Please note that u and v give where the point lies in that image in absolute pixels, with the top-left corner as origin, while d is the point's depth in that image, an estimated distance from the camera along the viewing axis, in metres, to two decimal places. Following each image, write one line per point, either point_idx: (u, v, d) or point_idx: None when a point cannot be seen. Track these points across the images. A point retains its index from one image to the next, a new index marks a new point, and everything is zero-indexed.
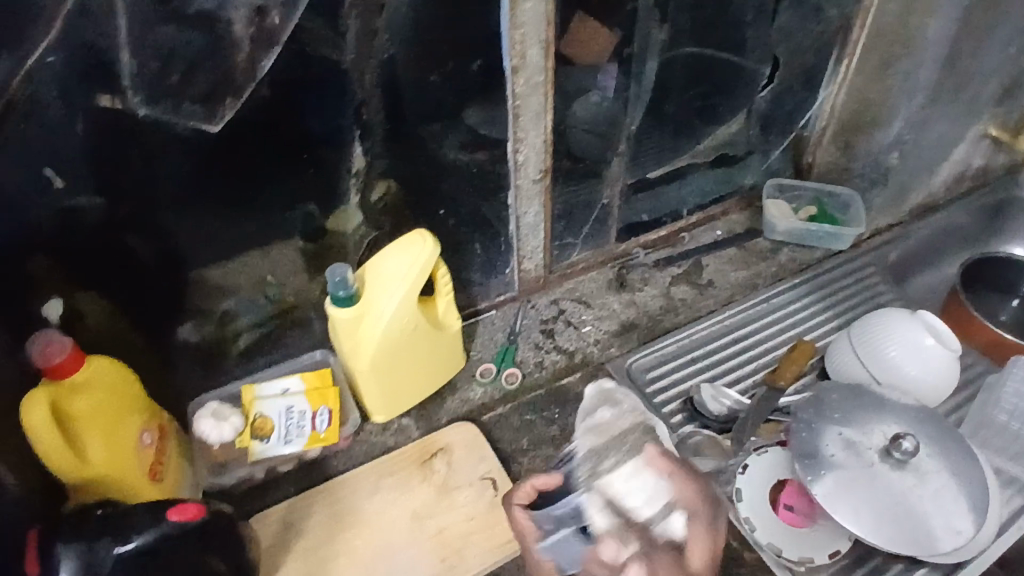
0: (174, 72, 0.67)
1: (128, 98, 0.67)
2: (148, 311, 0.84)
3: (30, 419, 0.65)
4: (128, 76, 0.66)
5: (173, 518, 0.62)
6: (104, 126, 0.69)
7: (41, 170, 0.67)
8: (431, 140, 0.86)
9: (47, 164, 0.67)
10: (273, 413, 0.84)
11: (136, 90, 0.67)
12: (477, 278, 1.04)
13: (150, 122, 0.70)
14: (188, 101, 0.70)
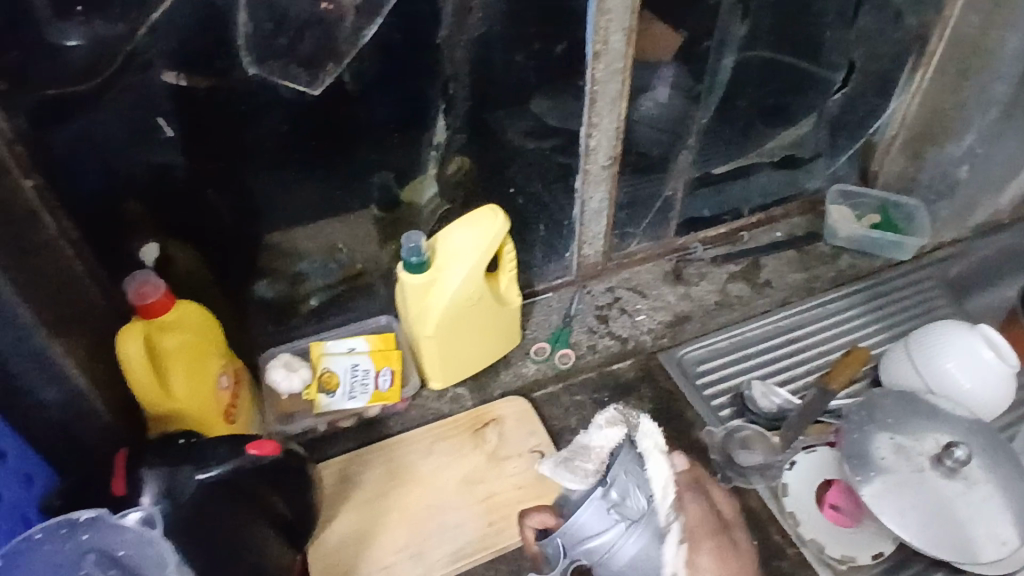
0: (284, 35, 0.72)
1: (242, 57, 0.73)
2: (231, 264, 0.89)
3: (125, 353, 0.69)
4: (243, 37, 0.71)
5: (252, 452, 0.65)
6: (217, 85, 0.74)
7: (155, 118, 0.73)
8: (497, 128, 0.92)
9: (160, 114, 0.73)
10: (339, 369, 0.88)
11: (249, 50, 0.73)
12: (538, 259, 1.07)
13: (259, 81, 0.76)
14: (295, 63, 0.75)
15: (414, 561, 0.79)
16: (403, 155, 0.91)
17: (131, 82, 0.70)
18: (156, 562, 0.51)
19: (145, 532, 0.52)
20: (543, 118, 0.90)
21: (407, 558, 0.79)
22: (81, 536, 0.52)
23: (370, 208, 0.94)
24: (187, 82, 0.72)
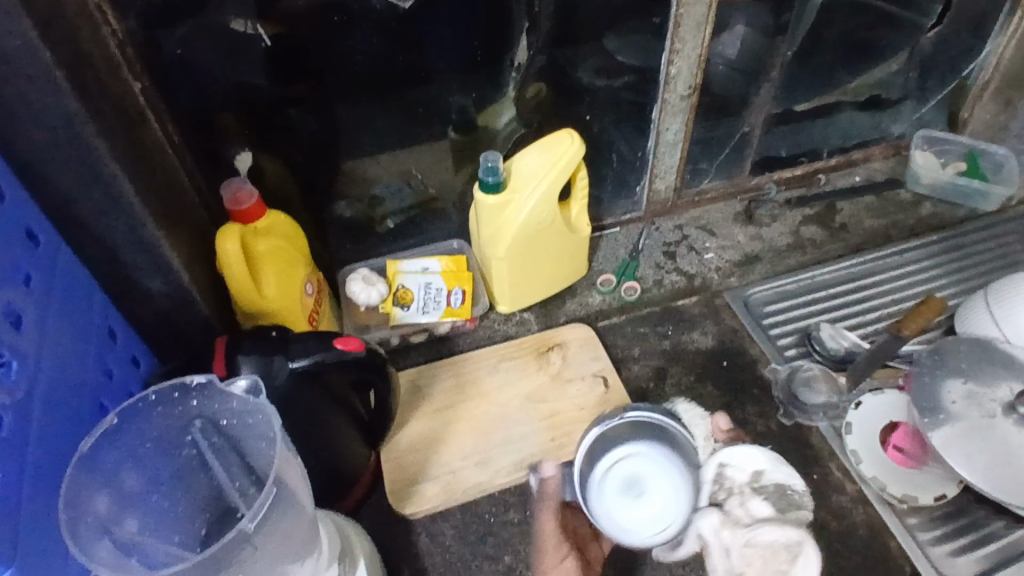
0: None
1: None
2: (316, 181, 0.93)
3: (222, 250, 0.73)
4: None
5: (337, 347, 0.68)
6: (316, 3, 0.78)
7: (258, 38, 0.78)
8: (569, 65, 0.96)
9: (264, 33, 0.77)
10: (413, 286, 0.92)
11: None
12: (609, 191, 1.08)
13: None
14: None
15: (480, 468, 0.83)
16: (486, 77, 0.93)
17: None
18: (259, 431, 0.55)
19: (253, 399, 0.55)
20: (616, 55, 0.94)
21: (472, 464, 0.83)
22: (189, 401, 0.55)
23: (448, 131, 0.97)
24: (254, 31, 0.77)
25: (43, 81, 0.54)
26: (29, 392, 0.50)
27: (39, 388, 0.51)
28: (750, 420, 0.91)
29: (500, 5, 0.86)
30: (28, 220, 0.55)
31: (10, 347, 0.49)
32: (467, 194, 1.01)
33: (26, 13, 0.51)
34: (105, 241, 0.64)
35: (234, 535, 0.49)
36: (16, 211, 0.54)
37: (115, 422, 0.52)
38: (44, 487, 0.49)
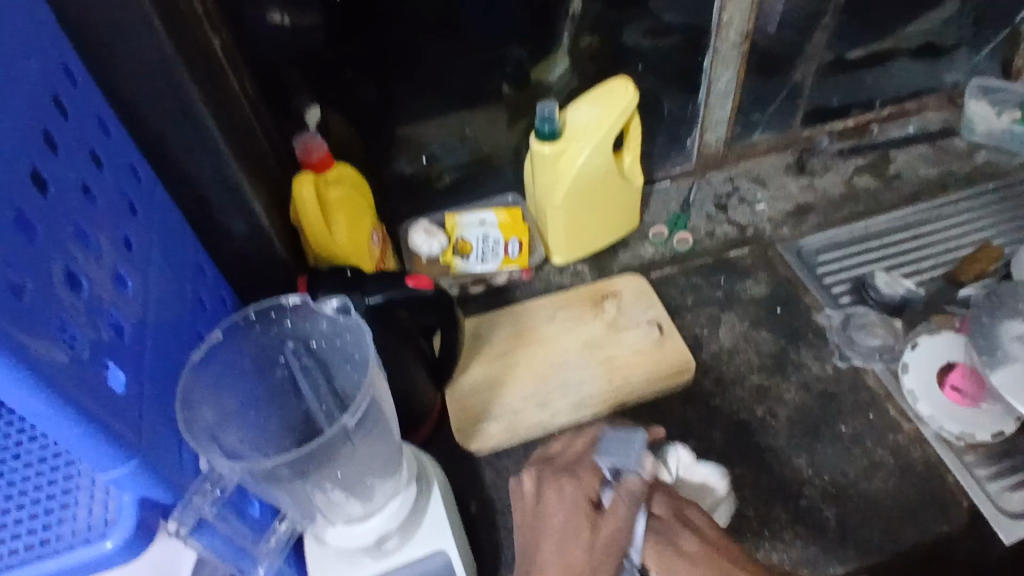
0: None
1: None
2: (377, 139, 0.97)
3: (300, 196, 0.78)
4: None
5: (409, 284, 0.72)
6: None
7: None
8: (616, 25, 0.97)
9: None
10: (472, 237, 0.97)
11: None
12: (660, 145, 1.10)
13: None
14: None
15: (540, 408, 0.86)
16: (541, 31, 0.95)
17: None
18: (348, 350, 0.59)
19: (344, 319, 0.59)
20: (664, 15, 0.96)
21: (533, 405, 0.86)
22: (283, 322, 0.60)
23: (505, 86, 0.99)
24: None
25: (142, 29, 0.57)
26: (143, 306, 0.53)
27: (149, 307, 0.54)
28: (805, 363, 0.92)
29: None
30: (131, 159, 0.59)
31: (125, 265, 0.52)
32: (521, 149, 1.04)
33: None
34: (193, 183, 0.68)
35: (334, 433, 0.53)
36: (122, 151, 0.58)
37: (220, 337, 0.56)
38: (160, 390, 0.51)
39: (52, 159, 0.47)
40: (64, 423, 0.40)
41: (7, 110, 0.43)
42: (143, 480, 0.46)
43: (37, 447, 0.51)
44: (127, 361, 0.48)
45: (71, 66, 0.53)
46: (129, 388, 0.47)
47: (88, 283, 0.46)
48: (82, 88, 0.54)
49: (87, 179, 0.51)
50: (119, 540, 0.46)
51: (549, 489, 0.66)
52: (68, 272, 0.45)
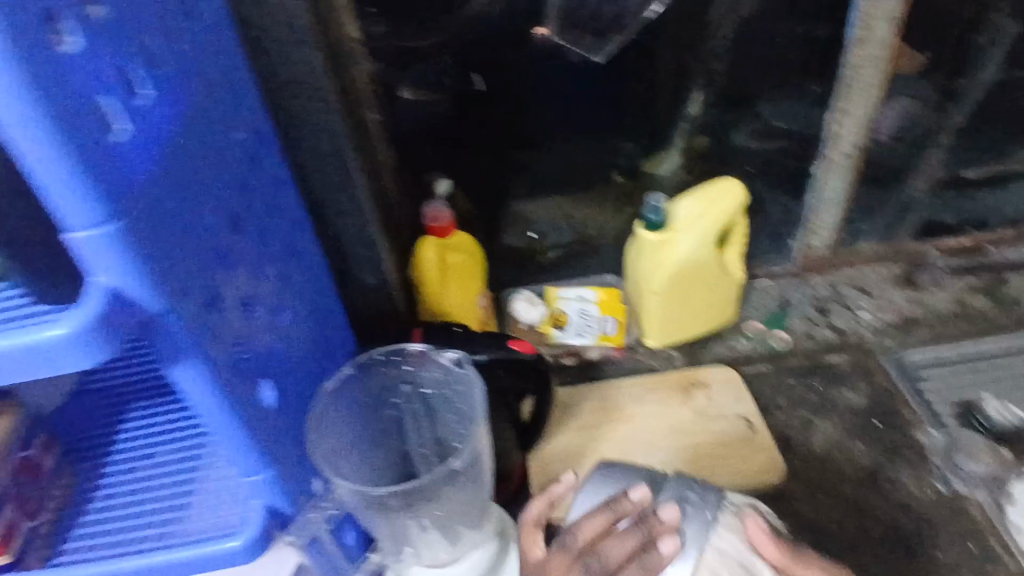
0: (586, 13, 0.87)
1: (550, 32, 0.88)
2: (493, 211, 1.04)
3: (422, 256, 0.84)
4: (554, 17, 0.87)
5: (511, 346, 0.78)
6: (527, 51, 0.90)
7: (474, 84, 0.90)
8: (730, 128, 1.02)
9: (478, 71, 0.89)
10: (571, 311, 1.02)
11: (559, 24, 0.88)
12: (763, 244, 1.12)
13: (557, 48, 0.90)
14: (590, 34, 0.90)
15: None
16: (657, 128, 1.01)
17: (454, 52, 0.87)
18: (457, 400, 0.65)
19: (459, 371, 0.65)
20: (772, 121, 0.99)
21: None
22: (402, 368, 0.67)
23: (615, 175, 1.06)
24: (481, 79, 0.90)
25: (321, 106, 0.67)
26: (294, 336, 0.61)
27: (296, 336, 0.62)
28: (902, 482, 0.88)
29: (661, 62, 0.94)
30: (299, 212, 0.67)
31: (286, 299, 0.60)
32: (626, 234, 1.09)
33: (315, 44, 0.63)
34: (336, 239, 0.77)
35: (444, 471, 0.59)
36: (293, 204, 0.66)
37: (350, 374, 0.63)
38: (296, 413, 0.58)
39: (247, 205, 0.55)
40: (228, 421, 0.47)
41: (225, 165, 0.51)
42: (275, 488, 0.54)
43: (179, 447, 0.59)
44: (278, 379, 0.56)
45: (267, 132, 0.62)
46: (275, 404, 0.53)
47: (259, 310, 0.54)
48: (274, 149, 0.63)
49: (268, 224, 0.59)
50: (245, 539, 0.53)
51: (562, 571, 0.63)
52: (247, 298, 0.53)
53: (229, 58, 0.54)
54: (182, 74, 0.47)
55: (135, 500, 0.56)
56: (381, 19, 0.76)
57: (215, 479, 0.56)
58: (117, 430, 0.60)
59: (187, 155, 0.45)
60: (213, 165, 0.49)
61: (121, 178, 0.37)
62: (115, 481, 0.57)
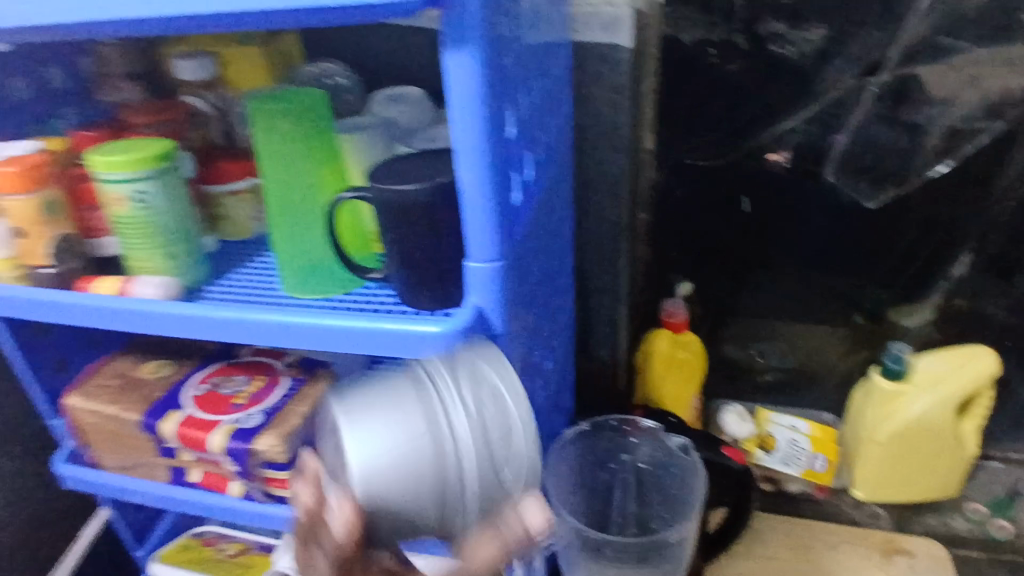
0: (869, 158, 0.84)
1: (826, 171, 0.85)
2: (715, 326, 1.00)
3: (655, 345, 0.90)
4: (834, 159, 0.85)
5: (726, 452, 0.81)
6: (798, 184, 0.87)
7: (738, 200, 0.89)
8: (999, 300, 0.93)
9: (746, 194, 0.89)
10: (780, 436, 0.98)
11: (837, 165, 0.85)
12: (1009, 426, 1.01)
13: (831, 187, 0.87)
14: (868, 180, 0.86)
15: None
16: (916, 279, 0.93)
17: (732, 174, 0.87)
18: (675, 479, 0.72)
19: (683, 457, 0.71)
20: None
21: None
22: (630, 437, 0.75)
23: (857, 316, 0.96)
24: (748, 203, 0.89)
25: (615, 202, 0.80)
26: (551, 381, 0.71)
27: (552, 382, 0.72)
28: None
29: (939, 216, 0.88)
30: (564, 283, 0.74)
31: (551, 351, 0.70)
32: (853, 375, 1.00)
33: (621, 151, 0.77)
34: (588, 316, 0.88)
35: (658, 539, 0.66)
36: (562, 278, 0.73)
37: (587, 428, 0.73)
38: (541, 444, 0.67)
39: (540, 269, 0.62)
40: None
41: (527, 241, 0.56)
42: None
43: None
44: (541, 414, 0.67)
45: (565, 213, 0.71)
46: (532, 432, 0.64)
47: (538, 355, 0.64)
48: (562, 230, 0.70)
49: (550, 285, 0.68)
50: None
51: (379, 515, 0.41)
52: (533, 344, 0.62)
53: (564, 155, 0.68)
54: (547, 167, 0.61)
55: None
56: (667, 132, 0.85)
57: None
58: None
59: (523, 226, 0.53)
60: (529, 235, 0.56)
61: (509, 229, 0.49)
62: None
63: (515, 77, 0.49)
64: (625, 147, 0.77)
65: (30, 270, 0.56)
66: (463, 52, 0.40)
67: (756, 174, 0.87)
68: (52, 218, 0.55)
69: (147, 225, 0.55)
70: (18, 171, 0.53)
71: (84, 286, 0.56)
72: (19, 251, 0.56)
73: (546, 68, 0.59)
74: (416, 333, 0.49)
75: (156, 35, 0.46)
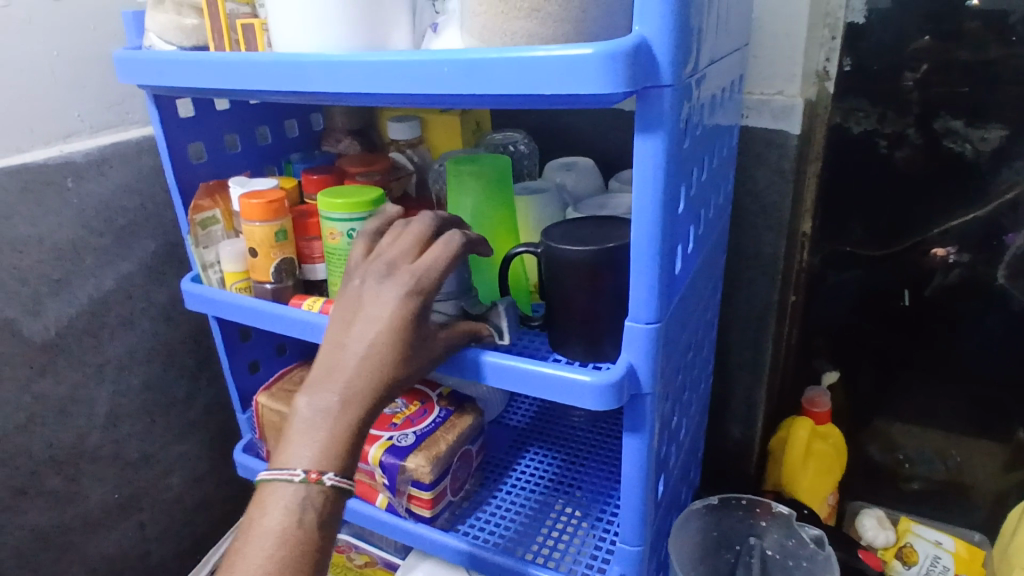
0: None
1: (996, 271, 0.80)
2: (859, 420, 0.95)
3: (794, 432, 0.86)
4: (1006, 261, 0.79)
5: (862, 554, 0.76)
6: (964, 281, 0.82)
7: (899, 292, 0.86)
8: None
9: (907, 287, 0.85)
10: (921, 551, 0.89)
11: (1010, 266, 0.79)
12: None
13: (1002, 289, 0.81)
14: None
15: None
16: None
17: (892, 266, 0.85)
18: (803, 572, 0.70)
19: (815, 548, 0.70)
20: None
21: None
22: (759, 520, 0.75)
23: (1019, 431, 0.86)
24: (909, 297, 0.85)
25: (765, 282, 0.82)
26: (683, 448, 0.72)
27: (684, 449, 0.73)
28: None
29: None
30: (707, 354, 0.76)
31: (686, 419, 0.71)
32: (1014, 499, 0.90)
33: (778, 234, 0.79)
34: (726, 389, 0.89)
35: None
36: (706, 349, 0.75)
37: (716, 503, 0.76)
38: (666, 511, 0.68)
39: (687, 338, 0.64)
40: (637, 496, 0.58)
41: (686, 308, 0.61)
42: (634, 564, 0.61)
43: (566, 501, 0.74)
44: (668, 479, 0.67)
45: (716, 287, 0.74)
46: (661, 495, 0.65)
47: (676, 421, 0.66)
48: (712, 301, 0.73)
49: (695, 354, 0.70)
50: None
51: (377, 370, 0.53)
52: (672, 409, 0.64)
53: (720, 233, 0.70)
54: (703, 240, 0.63)
55: (522, 520, 0.72)
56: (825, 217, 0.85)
57: (588, 537, 0.69)
58: (525, 469, 0.79)
59: (678, 293, 0.56)
60: (682, 302, 0.59)
61: (667, 297, 0.52)
62: (513, 501, 0.74)
63: (688, 158, 0.53)
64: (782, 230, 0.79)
65: (256, 284, 0.68)
66: (651, 138, 0.46)
67: (919, 268, 0.84)
68: (281, 243, 0.66)
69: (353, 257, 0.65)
70: (263, 204, 0.64)
71: (298, 302, 0.66)
72: (253, 267, 0.68)
73: (716, 151, 0.63)
74: (568, 379, 0.53)
75: (384, 103, 0.55)
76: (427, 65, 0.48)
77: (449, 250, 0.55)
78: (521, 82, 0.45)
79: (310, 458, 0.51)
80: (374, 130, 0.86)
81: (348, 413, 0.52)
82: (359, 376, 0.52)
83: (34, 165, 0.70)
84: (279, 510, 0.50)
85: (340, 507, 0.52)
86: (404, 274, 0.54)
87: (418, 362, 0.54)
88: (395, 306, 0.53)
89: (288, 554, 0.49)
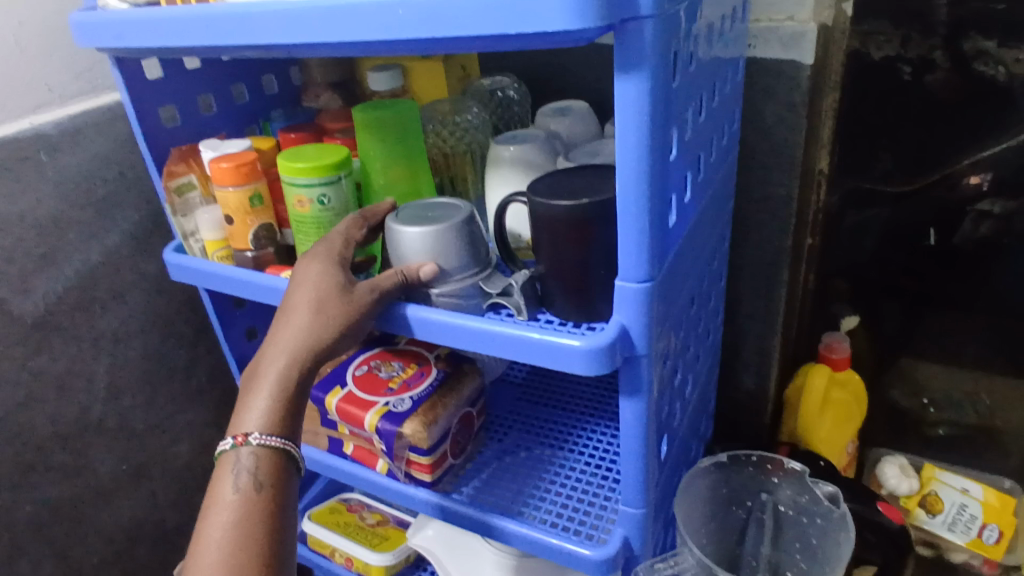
0: None
1: None
2: (882, 365, 0.90)
3: (810, 382, 0.82)
4: None
5: (880, 507, 0.73)
6: (997, 215, 0.77)
7: (925, 230, 0.80)
8: None
9: (933, 224, 0.80)
10: (947, 500, 0.86)
11: None
12: None
13: None
14: None
15: None
16: None
17: (918, 202, 0.79)
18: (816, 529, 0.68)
19: (828, 505, 0.67)
20: None
21: None
22: (772, 476, 0.72)
23: None
24: (935, 235, 0.80)
25: (776, 227, 0.77)
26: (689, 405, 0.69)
27: (692, 405, 0.71)
28: None
29: None
30: (714, 306, 0.73)
31: (692, 376, 0.68)
32: None
33: (792, 175, 0.74)
34: (739, 340, 0.85)
35: None
36: (714, 301, 0.72)
37: (726, 459, 0.72)
38: (671, 469, 0.66)
39: (690, 292, 0.61)
40: (638, 460, 0.56)
41: (686, 259, 0.57)
42: (639, 528, 0.59)
43: (569, 462, 0.72)
44: (673, 439, 0.64)
45: (722, 236, 0.70)
46: (665, 456, 0.63)
47: (680, 378, 0.64)
48: (717, 251, 0.69)
49: (700, 307, 0.66)
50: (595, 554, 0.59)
51: (299, 333, 0.54)
52: (674, 367, 0.61)
53: (725, 177, 0.66)
54: (704, 187, 0.58)
55: (524, 482, 0.70)
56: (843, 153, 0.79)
57: (591, 497, 0.67)
58: (528, 429, 0.77)
59: (675, 247, 0.52)
60: (681, 255, 0.55)
61: (661, 252, 0.48)
62: (515, 463, 0.73)
63: (682, 98, 0.48)
64: (795, 170, 0.73)
65: (236, 252, 0.65)
66: (634, 79, 0.41)
67: (948, 203, 0.78)
68: (256, 209, 0.63)
69: (322, 223, 0.62)
70: (234, 168, 0.61)
71: (277, 270, 0.63)
72: (231, 235, 0.65)
73: (717, 88, 0.58)
74: (557, 345, 0.50)
75: (348, 53, 0.51)
76: (382, 10, 0.43)
77: (349, 223, 0.59)
78: (483, 22, 0.40)
79: (242, 424, 0.52)
80: (356, 81, 0.81)
81: (270, 383, 0.53)
82: (279, 346, 0.54)
83: (4, 141, 0.67)
84: (219, 477, 0.50)
85: (280, 472, 0.52)
86: (322, 250, 0.57)
87: (341, 317, 0.54)
88: (313, 272, 0.55)
89: (223, 516, 0.48)
